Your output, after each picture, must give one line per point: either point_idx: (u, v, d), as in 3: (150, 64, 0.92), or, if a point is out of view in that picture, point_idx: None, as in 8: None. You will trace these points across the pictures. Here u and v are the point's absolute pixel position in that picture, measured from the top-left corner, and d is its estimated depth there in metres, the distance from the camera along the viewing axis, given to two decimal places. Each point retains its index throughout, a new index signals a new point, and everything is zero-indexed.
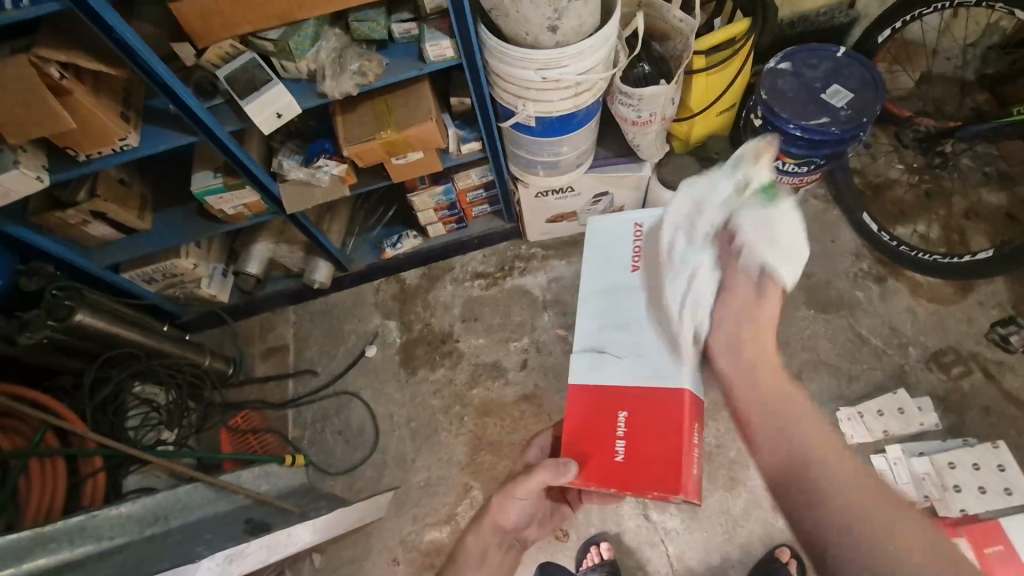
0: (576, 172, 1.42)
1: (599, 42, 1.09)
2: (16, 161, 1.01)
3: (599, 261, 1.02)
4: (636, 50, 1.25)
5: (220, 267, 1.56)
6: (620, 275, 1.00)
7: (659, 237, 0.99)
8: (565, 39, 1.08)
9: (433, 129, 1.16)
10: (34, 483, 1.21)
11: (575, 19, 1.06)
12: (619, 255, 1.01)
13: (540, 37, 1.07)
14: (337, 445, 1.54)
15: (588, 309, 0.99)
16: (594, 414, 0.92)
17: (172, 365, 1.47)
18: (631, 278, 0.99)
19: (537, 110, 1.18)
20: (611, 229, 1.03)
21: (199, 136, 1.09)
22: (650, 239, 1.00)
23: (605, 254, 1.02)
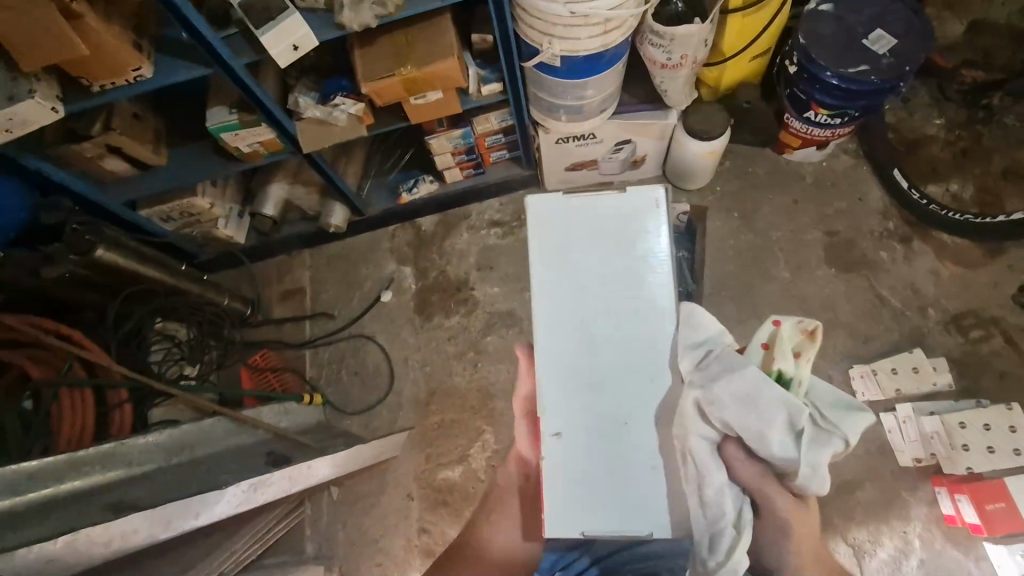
0: (600, 118, 1.37)
1: None
2: (31, 90, 0.98)
3: (563, 496, 0.84)
4: None
5: (237, 208, 1.56)
6: (568, 483, 0.84)
7: (618, 244, 0.92)
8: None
9: (455, 66, 1.11)
10: (65, 411, 1.27)
11: None
12: (562, 494, 0.84)
13: None
14: (352, 387, 1.58)
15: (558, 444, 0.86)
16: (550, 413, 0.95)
17: (193, 304, 1.48)
18: (581, 487, 0.84)
19: (563, 49, 1.13)
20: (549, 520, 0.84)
21: (214, 69, 1.06)
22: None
23: (562, 497, 0.84)
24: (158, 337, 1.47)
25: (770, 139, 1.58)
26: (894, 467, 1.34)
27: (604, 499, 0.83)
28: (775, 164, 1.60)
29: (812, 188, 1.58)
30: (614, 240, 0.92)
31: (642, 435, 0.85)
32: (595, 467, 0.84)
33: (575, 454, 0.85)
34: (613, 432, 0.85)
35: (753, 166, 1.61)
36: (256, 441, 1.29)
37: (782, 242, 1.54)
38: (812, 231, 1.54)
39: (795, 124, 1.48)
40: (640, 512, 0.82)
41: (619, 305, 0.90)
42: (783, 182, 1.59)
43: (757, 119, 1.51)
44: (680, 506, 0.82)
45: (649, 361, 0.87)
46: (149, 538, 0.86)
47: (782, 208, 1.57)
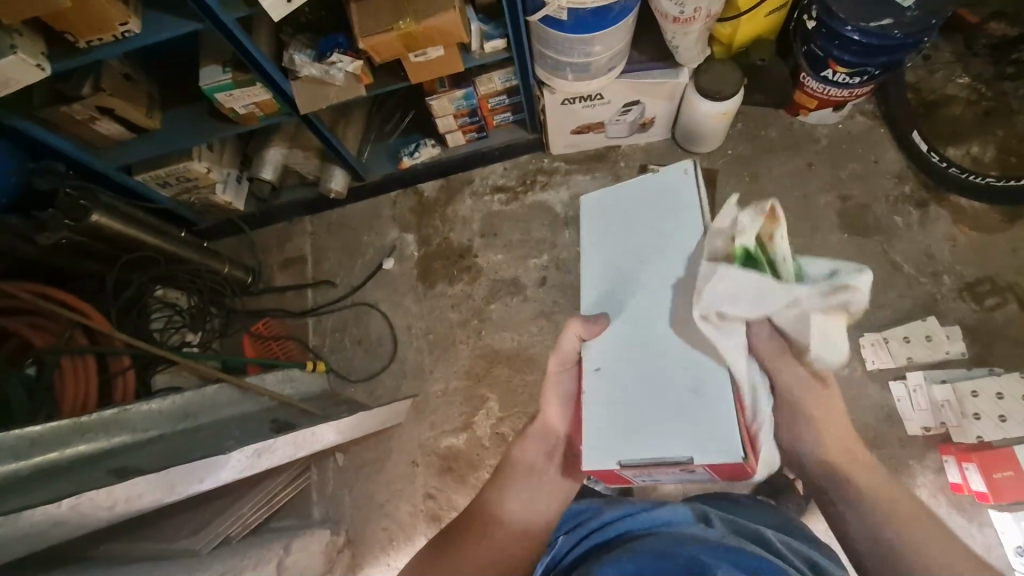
0: (606, 78, 1.31)
1: None
2: (13, 46, 0.94)
3: (608, 424, 0.89)
4: None
5: (235, 173, 1.52)
6: (611, 413, 0.90)
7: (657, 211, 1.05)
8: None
9: (456, 20, 1.04)
10: (69, 378, 1.26)
11: None
12: (613, 424, 0.89)
13: None
14: (356, 354, 1.57)
15: (605, 383, 0.92)
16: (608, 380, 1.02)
17: (192, 271, 1.46)
18: (635, 415, 0.88)
19: (569, 1, 1.07)
20: (601, 442, 0.89)
21: (205, 24, 1.02)
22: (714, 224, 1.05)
23: (612, 424, 0.89)
24: (158, 305, 1.44)
25: (784, 100, 1.52)
26: (901, 435, 1.33)
27: (665, 420, 0.86)
28: (788, 126, 1.55)
29: (826, 151, 1.52)
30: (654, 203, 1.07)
31: (684, 356, 0.89)
32: (645, 389, 0.89)
33: (617, 384, 0.92)
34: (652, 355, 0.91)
35: (766, 128, 1.55)
36: (260, 408, 1.30)
37: (793, 207, 1.50)
38: (824, 196, 1.50)
39: (811, 84, 1.42)
40: (680, 430, 0.84)
41: (652, 252, 1.01)
42: (796, 145, 1.54)
43: (770, 78, 1.45)
44: (719, 417, 0.83)
45: (681, 294, 0.94)
46: (154, 501, 0.86)
47: (795, 172, 1.52)
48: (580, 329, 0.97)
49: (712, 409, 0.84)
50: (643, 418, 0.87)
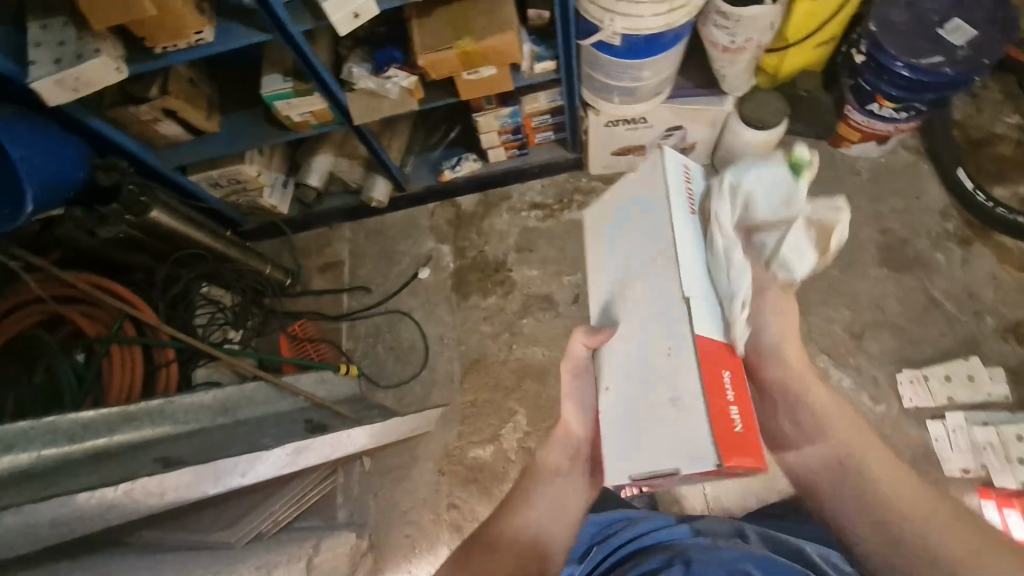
0: (652, 101, 1.34)
1: None
2: (98, 49, 1.01)
3: (616, 442, 0.85)
4: None
5: (282, 177, 1.57)
6: (618, 431, 0.85)
7: (631, 215, 0.90)
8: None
9: (514, 40, 1.07)
10: (116, 366, 1.31)
11: None
12: (616, 441, 0.85)
13: None
14: (387, 361, 1.60)
15: (612, 403, 0.88)
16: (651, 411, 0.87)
17: (236, 270, 1.50)
18: (632, 433, 0.83)
19: (625, 27, 1.09)
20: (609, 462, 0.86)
21: (274, 36, 1.06)
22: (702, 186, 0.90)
23: (621, 443, 0.84)
24: (203, 301, 1.49)
25: (828, 131, 1.52)
26: (938, 476, 1.30)
27: (655, 447, 0.79)
28: (830, 157, 1.55)
29: (868, 184, 1.52)
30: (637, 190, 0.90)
31: (665, 372, 0.79)
32: (639, 409, 0.83)
33: (620, 407, 0.86)
34: (649, 369, 0.82)
35: None
36: (295, 408, 1.33)
37: None
38: (865, 229, 1.49)
39: (856, 116, 1.42)
40: (668, 447, 0.77)
41: (637, 252, 0.88)
42: (837, 176, 1.53)
43: (812, 108, 1.46)
44: (699, 437, 0.74)
45: (660, 301, 0.83)
46: (200, 493, 0.88)
47: None
48: (586, 339, 0.95)
49: (691, 424, 0.75)
50: (641, 439, 0.81)
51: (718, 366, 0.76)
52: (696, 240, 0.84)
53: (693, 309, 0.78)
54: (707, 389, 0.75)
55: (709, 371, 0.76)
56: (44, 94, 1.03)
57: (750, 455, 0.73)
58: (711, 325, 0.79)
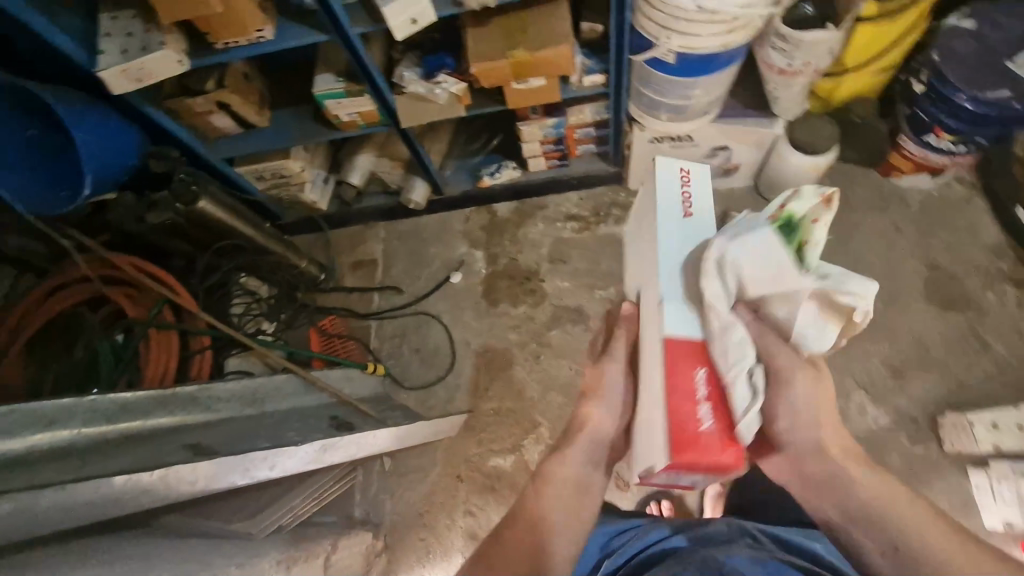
0: (700, 121, 1.32)
1: None
2: (163, 42, 1.04)
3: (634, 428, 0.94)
4: None
5: (323, 174, 1.59)
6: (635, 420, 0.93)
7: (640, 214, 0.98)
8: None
9: (568, 53, 1.07)
10: (153, 349, 1.34)
11: None
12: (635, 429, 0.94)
13: None
14: (413, 362, 1.60)
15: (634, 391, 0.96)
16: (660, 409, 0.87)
17: (274, 263, 1.53)
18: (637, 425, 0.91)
19: (680, 45, 1.05)
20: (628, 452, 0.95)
21: (332, 38, 1.08)
22: (702, 186, 0.92)
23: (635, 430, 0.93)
24: (241, 291, 1.51)
25: (879, 161, 1.47)
26: (978, 526, 1.24)
27: (642, 441, 0.86)
28: (879, 186, 1.50)
29: (918, 216, 1.47)
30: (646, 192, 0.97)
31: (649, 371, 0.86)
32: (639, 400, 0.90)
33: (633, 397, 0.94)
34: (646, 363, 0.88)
35: (853, 186, 1.51)
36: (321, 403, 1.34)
37: (877, 270, 1.44)
38: (912, 263, 1.44)
39: (910, 146, 1.38)
40: (647, 447, 0.83)
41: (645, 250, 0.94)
42: (885, 206, 1.49)
43: (867, 135, 1.41)
44: (656, 438, 0.80)
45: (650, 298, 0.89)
46: (228, 484, 0.88)
47: (882, 235, 1.47)
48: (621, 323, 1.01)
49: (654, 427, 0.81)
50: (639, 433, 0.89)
51: (689, 368, 0.80)
52: (691, 243, 0.87)
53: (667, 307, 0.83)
54: (666, 390, 0.78)
55: (676, 366, 0.80)
56: (108, 82, 1.07)
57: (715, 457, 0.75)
58: (692, 322, 0.82)
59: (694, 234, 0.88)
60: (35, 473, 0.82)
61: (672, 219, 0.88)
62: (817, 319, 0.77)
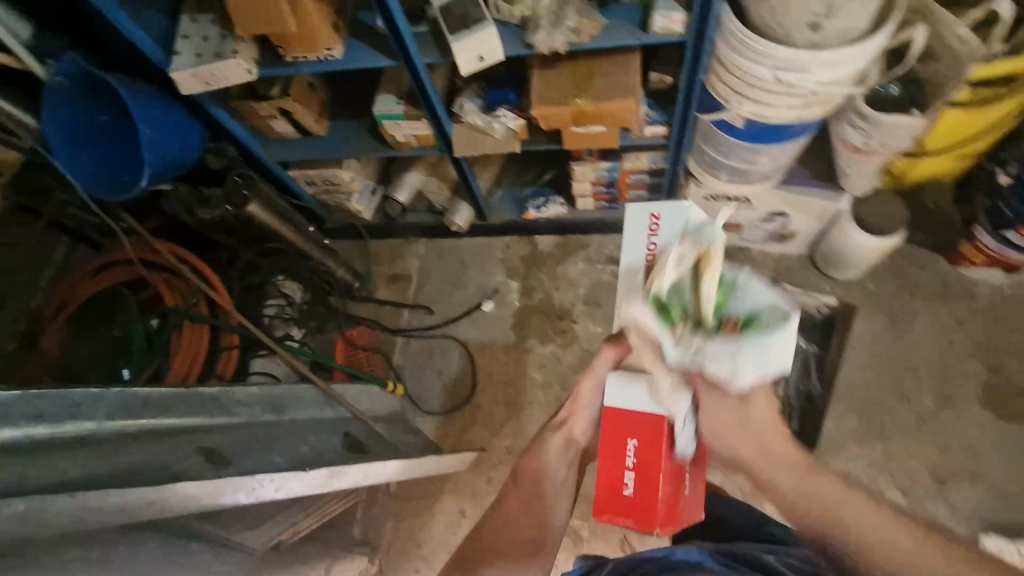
0: (762, 185, 1.27)
1: (863, 54, 0.86)
2: (235, 51, 1.05)
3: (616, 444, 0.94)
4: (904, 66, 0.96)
5: (372, 185, 1.59)
6: None
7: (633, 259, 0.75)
8: (823, 42, 0.86)
9: (633, 107, 1.04)
10: (184, 341, 1.36)
11: (846, 21, 0.84)
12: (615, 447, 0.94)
13: (794, 34, 0.86)
14: (434, 385, 1.59)
15: None
16: (623, 445, 0.78)
17: (313, 268, 1.54)
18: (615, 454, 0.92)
19: (750, 112, 1.00)
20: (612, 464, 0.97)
21: (398, 63, 1.08)
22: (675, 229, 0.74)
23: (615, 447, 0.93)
24: (276, 293, 1.51)
25: (946, 246, 1.40)
26: None
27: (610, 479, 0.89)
28: (946, 274, 1.41)
29: (985, 313, 1.37)
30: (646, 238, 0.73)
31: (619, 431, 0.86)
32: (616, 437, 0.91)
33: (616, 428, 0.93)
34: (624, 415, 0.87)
35: (917, 270, 1.42)
36: (337, 418, 1.34)
37: (931, 364, 1.36)
38: (971, 362, 1.35)
39: (986, 239, 1.29)
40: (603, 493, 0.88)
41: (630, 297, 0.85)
42: (949, 296, 1.40)
43: (939, 221, 1.38)
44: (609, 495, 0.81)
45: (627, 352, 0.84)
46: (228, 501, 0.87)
47: (942, 327, 1.38)
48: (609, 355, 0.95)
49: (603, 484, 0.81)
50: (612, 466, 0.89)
51: (620, 433, 0.78)
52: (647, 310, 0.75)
53: (616, 381, 0.79)
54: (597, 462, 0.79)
55: (615, 442, 0.78)
56: (179, 83, 1.09)
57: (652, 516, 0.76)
58: (639, 399, 0.77)
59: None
60: (55, 470, 0.80)
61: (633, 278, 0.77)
62: (760, 360, 0.65)
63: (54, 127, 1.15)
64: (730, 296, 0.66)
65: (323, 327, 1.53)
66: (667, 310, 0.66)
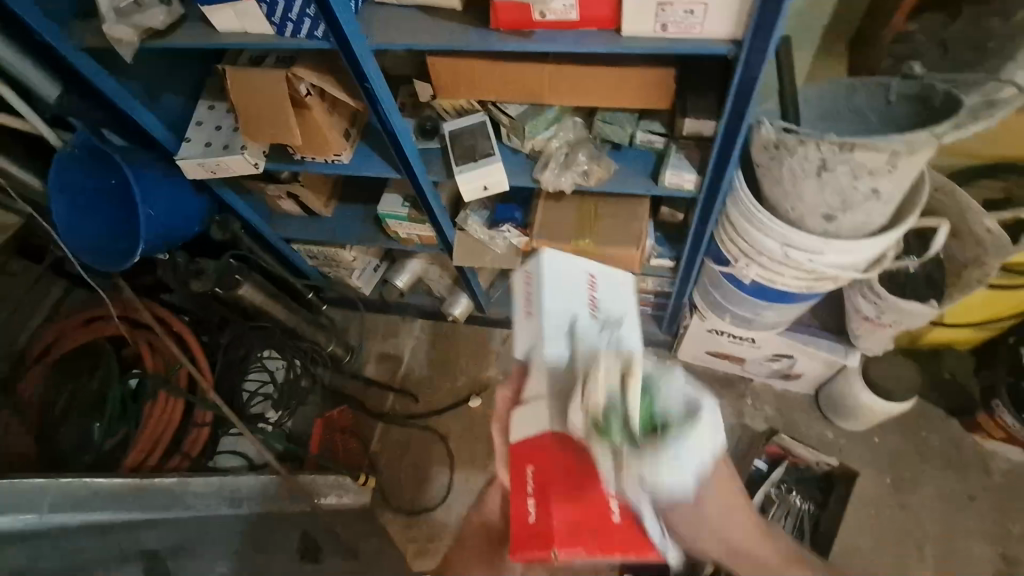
0: (768, 331, 1.21)
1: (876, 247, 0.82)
2: (244, 146, 1.04)
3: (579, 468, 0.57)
4: (927, 257, 0.90)
5: (374, 263, 1.57)
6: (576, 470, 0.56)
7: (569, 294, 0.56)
8: (836, 231, 0.83)
9: (635, 256, 1.00)
10: (155, 413, 1.31)
11: (863, 217, 0.79)
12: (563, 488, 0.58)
13: (806, 218, 0.82)
14: (408, 479, 1.52)
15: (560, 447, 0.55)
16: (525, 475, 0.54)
17: (302, 347, 1.51)
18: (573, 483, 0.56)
19: (757, 277, 0.95)
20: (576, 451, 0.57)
21: (402, 175, 1.06)
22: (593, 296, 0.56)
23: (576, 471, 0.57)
24: (259, 367, 1.47)
25: (962, 412, 1.31)
26: None
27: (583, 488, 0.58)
28: (958, 441, 1.32)
29: (998, 490, 1.28)
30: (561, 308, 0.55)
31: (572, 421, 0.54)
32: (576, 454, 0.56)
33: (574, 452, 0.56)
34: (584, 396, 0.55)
35: (928, 431, 1.33)
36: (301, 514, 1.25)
37: (936, 540, 1.26)
38: (979, 544, 1.25)
39: (1005, 417, 1.19)
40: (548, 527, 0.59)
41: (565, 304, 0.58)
42: (961, 466, 1.30)
43: (965, 396, 1.31)
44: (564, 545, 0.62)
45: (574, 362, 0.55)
46: None
47: (951, 500, 1.28)
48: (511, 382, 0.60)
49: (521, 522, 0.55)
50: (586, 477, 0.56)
51: (520, 456, 0.55)
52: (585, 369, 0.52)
53: (519, 412, 0.56)
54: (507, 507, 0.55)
55: (511, 468, 0.55)
56: (184, 168, 1.09)
57: (565, 534, 0.51)
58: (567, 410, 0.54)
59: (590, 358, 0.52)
60: None
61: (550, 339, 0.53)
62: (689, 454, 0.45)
63: (61, 191, 1.16)
64: (656, 404, 0.45)
65: (298, 422, 1.50)
66: (612, 436, 0.44)
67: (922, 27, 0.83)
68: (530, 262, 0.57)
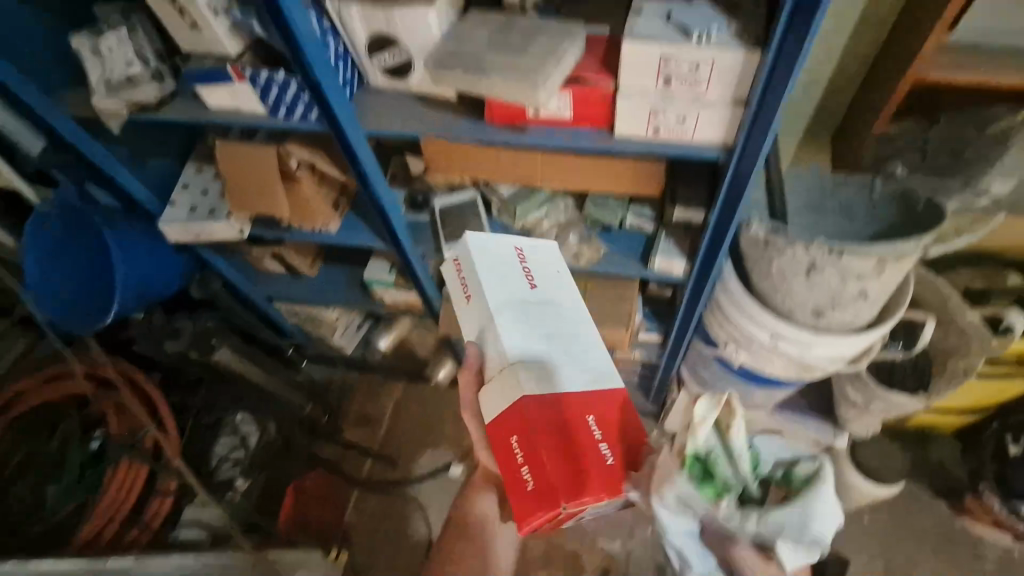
0: (756, 410, 1.18)
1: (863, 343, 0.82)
2: (229, 213, 1.02)
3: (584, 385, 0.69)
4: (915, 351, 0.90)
5: (357, 322, 1.53)
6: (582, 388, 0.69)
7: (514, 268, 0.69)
8: (826, 326, 0.83)
9: (625, 337, 1.01)
10: (117, 479, 1.23)
11: (851, 314, 0.80)
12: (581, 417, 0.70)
13: (796, 312, 0.82)
14: (381, 555, 1.43)
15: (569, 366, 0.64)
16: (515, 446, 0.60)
17: (278, 408, 1.44)
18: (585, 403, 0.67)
19: (745, 363, 0.94)
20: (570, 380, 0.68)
21: (389, 246, 1.04)
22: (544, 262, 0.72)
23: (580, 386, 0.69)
24: (231, 429, 1.40)
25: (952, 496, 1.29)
26: None
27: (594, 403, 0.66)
28: (949, 526, 1.29)
29: None
30: (507, 271, 0.69)
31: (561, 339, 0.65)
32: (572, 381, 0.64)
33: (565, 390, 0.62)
34: (552, 327, 0.65)
35: (919, 515, 1.30)
36: None
37: None
38: None
39: (994, 504, 1.17)
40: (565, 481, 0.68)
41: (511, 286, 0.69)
42: (953, 553, 1.27)
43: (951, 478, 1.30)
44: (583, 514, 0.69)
45: (552, 319, 0.66)
46: None
47: None
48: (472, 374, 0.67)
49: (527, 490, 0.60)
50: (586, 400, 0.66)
51: (503, 429, 0.60)
52: (539, 328, 0.65)
53: (487, 391, 0.63)
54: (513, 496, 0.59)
55: (499, 442, 0.61)
56: (166, 232, 1.06)
57: (567, 490, 0.57)
58: (549, 322, 0.66)
59: (535, 312, 0.66)
60: None
61: (506, 303, 0.65)
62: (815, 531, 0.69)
63: (35, 247, 1.12)
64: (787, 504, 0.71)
65: (267, 494, 1.40)
66: (710, 478, 0.65)
67: (903, 130, 0.84)
68: (459, 250, 0.70)
